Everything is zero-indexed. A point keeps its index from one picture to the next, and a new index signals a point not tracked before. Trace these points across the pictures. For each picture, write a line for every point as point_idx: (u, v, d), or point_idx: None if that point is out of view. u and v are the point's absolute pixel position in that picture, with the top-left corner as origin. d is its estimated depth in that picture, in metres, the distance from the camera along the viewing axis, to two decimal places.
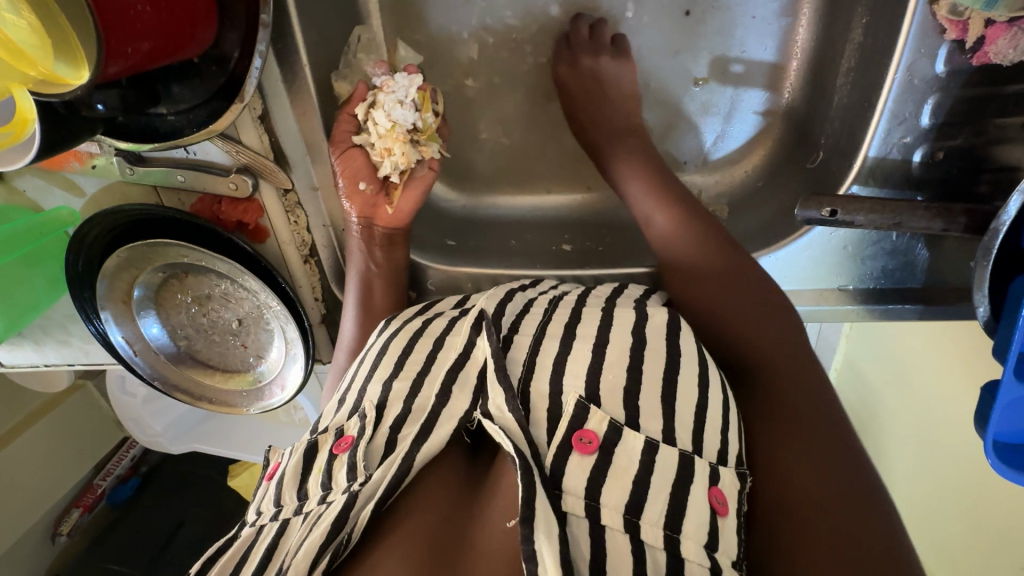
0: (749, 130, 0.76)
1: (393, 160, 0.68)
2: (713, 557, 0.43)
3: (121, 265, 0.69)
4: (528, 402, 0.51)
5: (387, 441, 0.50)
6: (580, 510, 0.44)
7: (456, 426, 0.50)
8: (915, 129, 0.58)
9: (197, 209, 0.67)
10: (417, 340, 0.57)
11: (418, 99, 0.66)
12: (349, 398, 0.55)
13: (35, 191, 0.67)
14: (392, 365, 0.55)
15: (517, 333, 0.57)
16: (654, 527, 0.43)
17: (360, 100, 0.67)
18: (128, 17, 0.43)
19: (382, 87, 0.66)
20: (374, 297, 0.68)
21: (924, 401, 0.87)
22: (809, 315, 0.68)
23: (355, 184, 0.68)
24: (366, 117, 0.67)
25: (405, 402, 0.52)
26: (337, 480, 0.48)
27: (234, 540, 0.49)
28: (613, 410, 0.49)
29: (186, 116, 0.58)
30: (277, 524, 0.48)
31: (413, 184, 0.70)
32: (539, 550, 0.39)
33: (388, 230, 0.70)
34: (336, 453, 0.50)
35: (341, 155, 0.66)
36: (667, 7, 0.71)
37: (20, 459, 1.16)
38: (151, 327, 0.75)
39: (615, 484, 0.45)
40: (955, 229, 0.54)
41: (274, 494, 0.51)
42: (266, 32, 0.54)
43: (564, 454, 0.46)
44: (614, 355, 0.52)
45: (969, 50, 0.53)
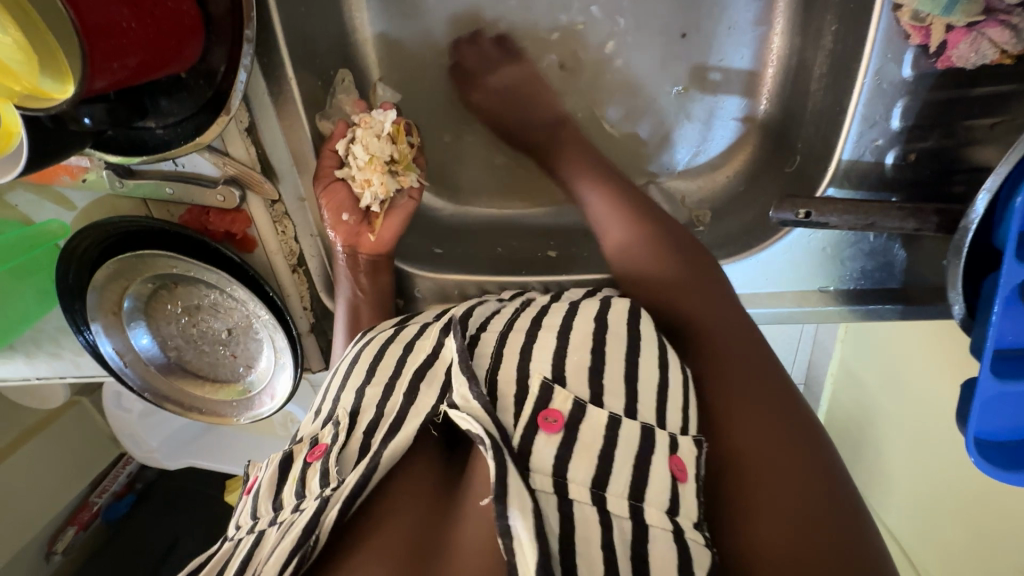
0: (728, 136, 0.77)
1: (373, 191, 0.71)
2: (675, 521, 0.43)
3: (111, 277, 0.69)
4: (495, 390, 0.50)
5: (361, 447, 0.50)
6: (549, 487, 0.44)
7: (421, 423, 0.50)
8: (887, 131, 0.59)
9: (185, 220, 0.68)
10: (387, 347, 0.58)
11: (393, 132, 0.70)
12: (326, 406, 0.55)
13: (28, 205, 0.68)
14: (364, 373, 0.55)
15: (485, 330, 0.57)
16: (619, 497, 0.44)
17: (341, 137, 0.71)
18: (116, 33, 0.45)
19: (361, 124, 0.70)
20: (361, 317, 0.70)
21: (915, 401, 0.88)
22: (791, 316, 0.68)
23: (338, 214, 0.70)
24: (346, 152, 0.70)
25: (377, 408, 0.52)
26: (310, 488, 0.49)
27: (214, 554, 0.49)
28: (578, 389, 0.49)
29: (174, 129, 0.60)
30: (252, 537, 0.48)
31: (394, 213, 0.73)
32: (515, 527, 0.39)
33: (372, 256, 0.72)
34: (310, 461, 0.51)
35: (324, 188, 0.69)
36: (647, 19, 0.73)
37: (17, 476, 1.16)
38: (140, 338, 0.75)
39: (581, 458, 0.45)
40: (927, 228, 0.55)
41: (252, 506, 0.51)
42: (251, 46, 0.56)
43: (530, 433, 0.46)
44: (579, 338, 0.52)
45: (933, 54, 0.55)
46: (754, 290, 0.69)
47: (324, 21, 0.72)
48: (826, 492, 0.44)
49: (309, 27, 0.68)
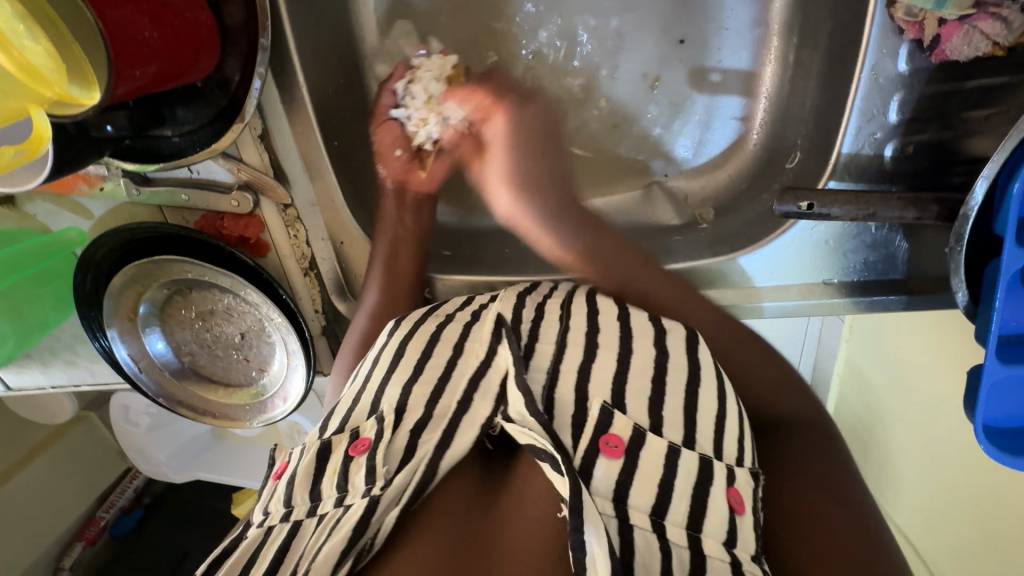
0: (729, 136, 0.79)
1: (428, 130, 0.72)
2: (733, 552, 0.44)
3: (127, 283, 0.71)
4: (552, 408, 0.50)
5: (408, 445, 0.49)
6: (610, 510, 0.44)
7: (479, 432, 0.50)
8: (884, 125, 0.61)
9: (200, 226, 0.69)
10: (433, 346, 0.57)
11: (451, 76, 0.74)
12: (365, 397, 0.54)
13: (46, 215, 0.70)
14: (409, 369, 0.55)
15: (539, 341, 0.57)
16: (678, 527, 0.44)
17: (400, 77, 0.73)
18: (136, 40, 0.47)
19: (420, 66, 0.74)
20: (399, 260, 0.71)
21: (921, 394, 0.88)
22: (798, 310, 0.70)
23: (392, 151, 0.73)
24: (405, 91, 0.73)
25: (425, 408, 0.52)
26: (354, 482, 0.48)
27: (242, 541, 0.48)
28: (639, 416, 0.50)
29: (190, 137, 0.62)
30: (288, 525, 0.47)
31: (446, 158, 0.74)
32: (589, 542, 0.39)
33: (418, 195, 0.74)
34: (352, 455, 0.49)
35: (378, 127, 0.72)
36: (649, 24, 0.75)
37: (26, 491, 1.17)
38: (155, 342, 0.77)
39: (643, 488, 0.45)
40: (927, 217, 0.56)
41: (285, 493, 0.50)
42: (265, 54, 0.59)
43: (592, 457, 0.46)
44: (641, 360, 0.54)
45: (926, 48, 0.57)
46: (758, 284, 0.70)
47: (338, 32, 0.74)
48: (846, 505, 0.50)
49: (322, 38, 0.70)
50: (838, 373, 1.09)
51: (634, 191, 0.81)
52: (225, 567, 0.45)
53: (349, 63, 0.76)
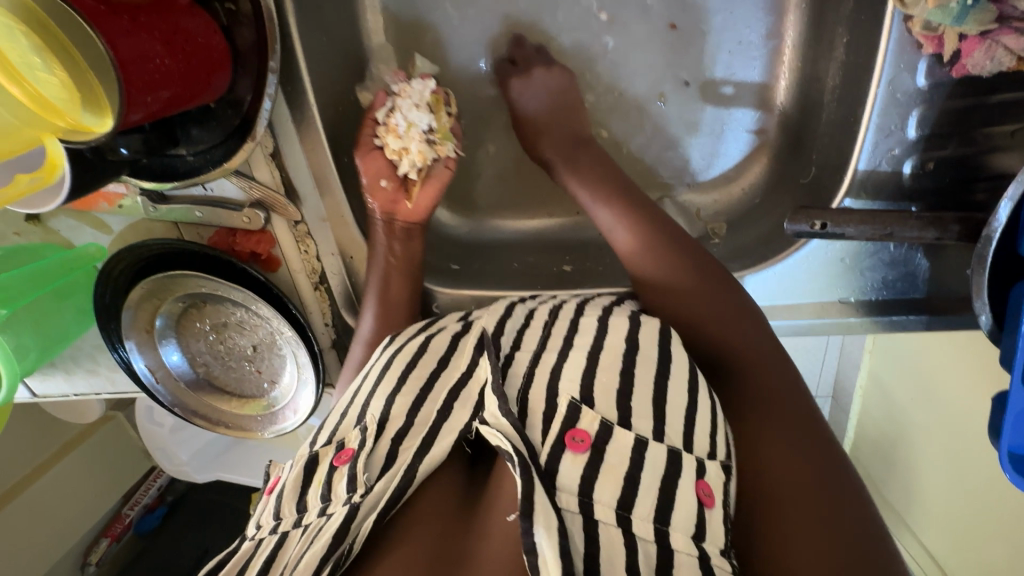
0: (742, 148, 0.78)
1: (410, 158, 0.72)
2: (702, 546, 0.42)
3: (145, 296, 0.73)
4: (525, 407, 0.50)
5: (388, 453, 0.49)
6: (575, 506, 0.43)
7: (456, 439, 0.49)
8: (903, 141, 0.59)
9: (213, 242, 0.71)
10: (418, 358, 0.56)
11: (431, 102, 0.72)
12: (352, 412, 0.54)
13: (69, 230, 0.72)
14: (393, 381, 0.54)
15: (519, 350, 0.56)
16: (645, 520, 0.43)
17: (380, 106, 0.73)
18: (147, 67, 0.47)
19: (399, 93, 0.72)
20: (390, 287, 0.70)
21: (951, 414, 0.84)
22: (812, 329, 0.68)
23: (377, 181, 0.72)
24: (386, 120, 0.72)
25: (407, 417, 0.52)
26: (337, 491, 0.48)
27: (235, 552, 0.48)
28: (607, 410, 0.48)
29: (204, 156, 0.63)
30: (276, 537, 0.48)
31: (432, 182, 0.74)
32: (540, 544, 0.39)
33: (407, 224, 0.73)
34: (336, 465, 0.50)
35: (363, 157, 0.72)
36: (657, 35, 0.74)
37: (53, 490, 1.20)
38: (171, 354, 0.78)
39: (607, 480, 0.44)
40: (948, 237, 0.54)
41: (274, 507, 0.50)
42: (276, 76, 0.60)
43: (558, 453, 0.46)
44: (608, 359, 0.51)
45: (947, 62, 0.55)
46: (771, 303, 0.68)
47: (349, 50, 0.75)
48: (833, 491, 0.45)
49: (332, 56, 0.71)
50: (860, 387, 1.04)
51: None
52: None
53: (360, 79, 0.77)
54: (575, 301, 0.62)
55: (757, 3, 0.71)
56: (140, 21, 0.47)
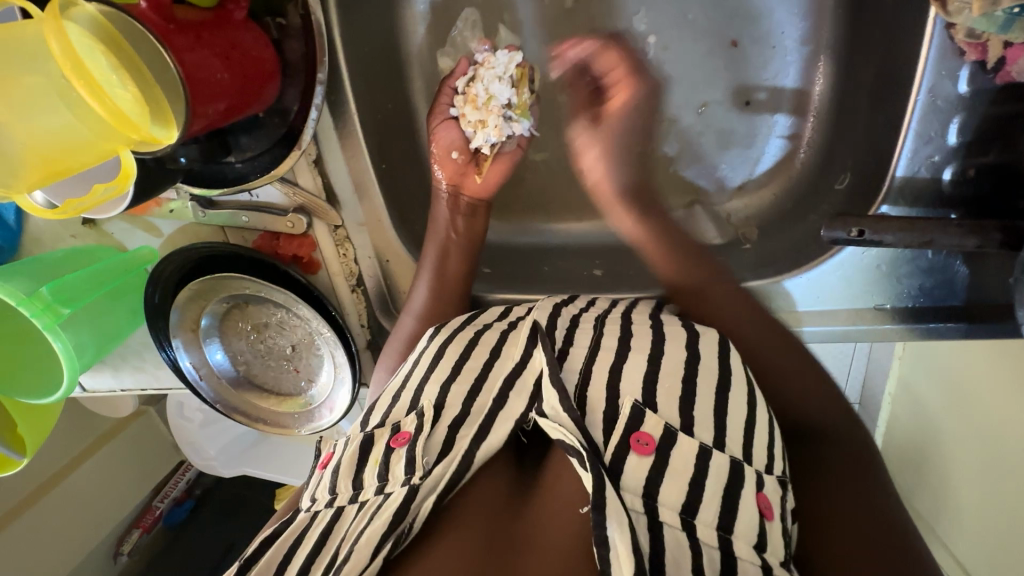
0: (776, 153, 0.78)
1: (486, 132, 0.75)
2: (764, 557, 0.43)
3: (193, 297, 0.76)
4: (585, 407, 0.50)
5: (446, 438, 0.51)
6: (639, 506, 0.44)
7: (512, 427, 0.51)
8: (943, 148, 0.59)
9: (258, 244, 0.73)
10: (472, 349, 0.58)
11: (515, 76, 0.76)
12: (405, 396, 0.55)
13: (122, 233, 0.76)
14: (449, 369, 0.56)
15: (572, 346, 0.56)
16: (709, 527, 0.44)
17: (462, 74, 0.76)
18: (210, 82, 0.51)
19: (484, 63, 0.76)
20: (448, 264, 0.72)
21: (987, 423, 0.82)
22: (848, 334, 0.68)
23: (448, 152, 0.76)
24: (465, 90, 0.76)
25: (463, 405, 0.53)
26: (393, 472, 0.49)
27: (290, 523, 0.51)
28: (669, 415, 0.49)
29: (251, 163, 0.66)
30: (331, 511, 0.50)
31: (502, 158, 0.77)
32: (612, 537, 0.40)
33: (473, 199, 0.75)
34: (393, 446, 0.51)
35: (438, 125, 0.76)
36: (694, 43, 0.75)
37: (90, 481, 1.25)
38: (215, 352, 0.82)
39: (673, 484, 0.45)
40: (990, 246, 0.54)
41: (330, 481, 0.52)
42: (322, 87, 0.63)
43: (622, 454, 0.46)
44: (671, 366, 0.52)
45: (990, 70, 0.55)
46: (805, 309, 0.69)
47: (388, 60, 0.77)
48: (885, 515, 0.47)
49: (374, 67, 0.74)
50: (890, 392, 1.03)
51: (678, 207, 0.80)
52: (268, 553, 0.47)
53: (398, 89, 0.79)
54: (620, 308, 0.63)
55: (793, 10, 0.72)
56: (203, 38, 0.50)
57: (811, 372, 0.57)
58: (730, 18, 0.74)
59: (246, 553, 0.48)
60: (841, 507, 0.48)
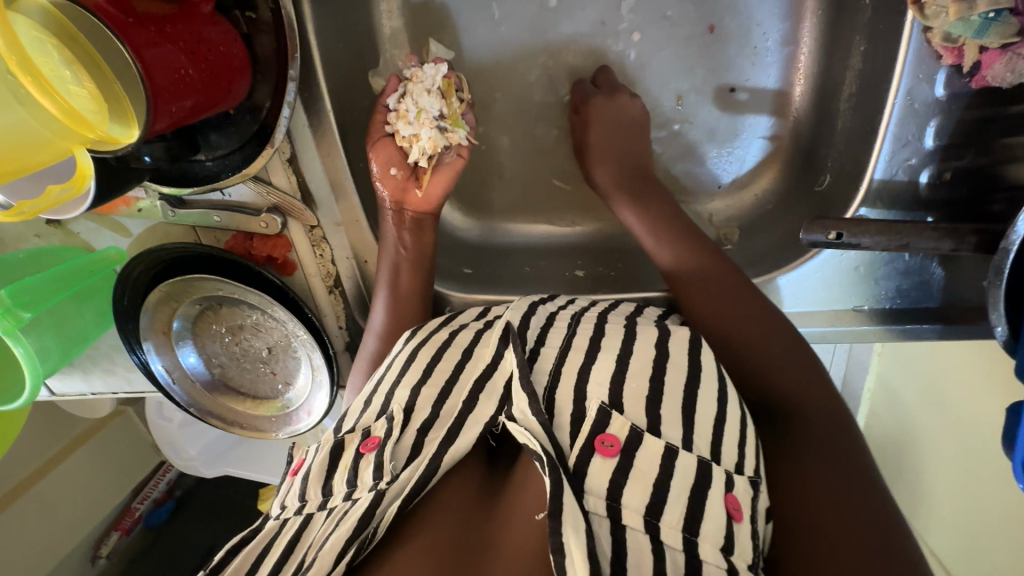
0: (756, 154, 0.78)
1: (421, 145, 0.73)
2: (730, 560, 0.42)
3: (163, 298, 0.74)
4: (552, 407, 0.50)
5: (415, 442, 0.50)
6: (602, 510, 0.44)
7: (481, 431, 0.50)
8: (920, 151, 0.60)
9: (230, 245, 0.71)
10: (444, 351, 0.57)
11: (443, 87, 0.73)
12: (377, 399, 0.54)
13: (87, 232, 0.73)
14: (419, 373, 0.55)
15: (544, 345, 0.56)
16: (674, 529, 0.43)
17: (392, 91, 0.73)
18: (175, 78, 0.48)
19: (411, 78, 0.73)
20: (400, 280, 0.71)
21: (964, 421, 0.83)
22: (825, 336, 0.68)
23: (387, 169, 0.73)
24: (397, 107, 0.73)
25: (432, 409, 0.52)
26: (363, 478, 0.48)
27: (258, 532, 0.48)
28: (637, 417, 0.48)
29: (222, 161, 0.64)
30: (301, 518, 0.48)
31: (442, 170, 0.75)
32: (568, 544, 0.39)
33: (417, 213, 0.74)
34: (363, 452, 0.50)
35: (374, 144, 0.73)
36: (670, 39, 0.74)
37: (66, 483, 1.21)
38: (188, 356, 0.79)
39: (636, 486, 0.45)
40: (965, 249, 0.54)
41: (299, 488, 0.51)
42: (294, 84, 0.60)
43: (587, 456, 0.46)
44: (639, 366, 0.51)
45: (966, 74, 0.56)
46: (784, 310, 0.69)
47: (364, 54, 0.75)
48: (864, 500, 0.46)
49: (348, 63, 0.71)
50: (868, 389, 1.04)
51: None
52: (236, 561, 0.46)
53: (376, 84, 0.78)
54: (598, 308, 0.62)
55: (774, 10, 0.72)
56: (167, 33, 0.48)
57: (807, 374, 0.55)
58: (707, 7, 0.72)
59: (213, 562, 0.46)
60: (812, 498, 0.47)
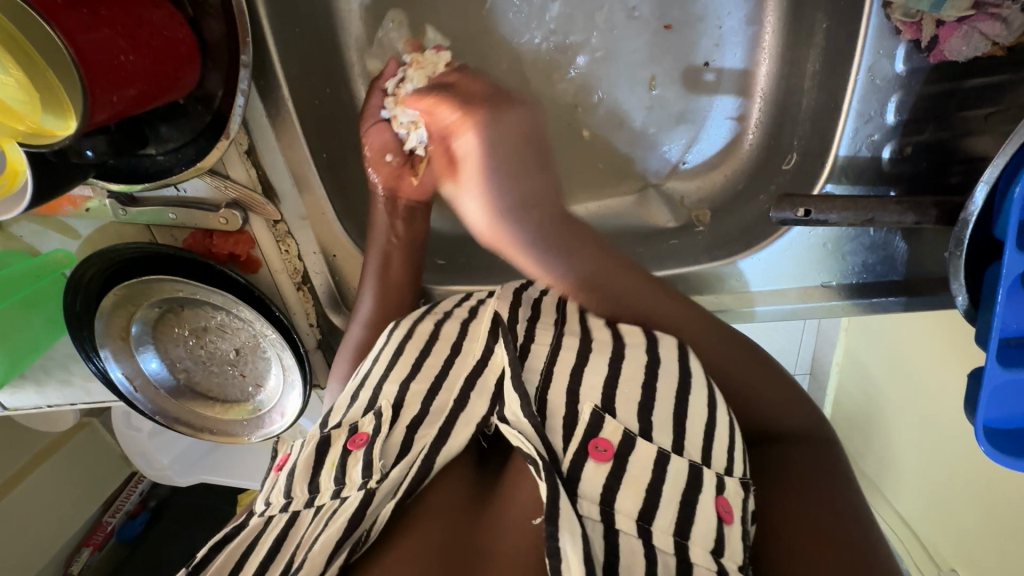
0: (724, 135, 0.78)
1: (420, 133, 0.70)
2: (720, 562, 0.42)
3: (118, 302, 0.70)
4: (544, 410, 0.49)
5: (404, 439, 0.49)
6: (596, 515, 0.43)
7: (473, 431, 0.49)
8: (882, 127, 0.62)
9: (189, 244, 0.68)
10: (432, 344, 0.56)
11: (446, 75, 0.70)
12: (362, 395, 0.53)
13: (31, 236, 0.69)
14: (407, 367, 0.54)
15: (534, 341, 0.55)
16: (665, 533, 0.43)
17: (391, 76, 0.71)
18: (114, 66, 0.45)
19: (412, 64, 0.70)
20: (390, 271, 0.69)
21: (930, 389, 0.85)
22: (796, 312, 0.69)
23: (383, 155, 0.71)
24: (395, 91, 0.70)
25: (423, 405, 0.51)
26: (351, 476, 0.47)
27: (242, 527, 0.47)
28: (629, 421, 0.48)
29: (175, 155, 0.61)
30: (285, 516, 0.46)
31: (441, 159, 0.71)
32: (564, 549, 0.39)
33: (411, 203, 0.71)
34: (351, 448, 0.48)
35: (369, 129, 0.71)
36: (635, 20, 0.73)
37: (28, 503, 1.15)
38: (149, 362, 0.76)
39: (631, 491, 0.45)
40: (926, 221, 0.55)
41: (284, 485, 0.49)
42: (248, 71, 0.57)
43: (580, 462, 0.46)
44: (631, 372, 0.51)
45: (925, 49, 0.58)
46: (757, 288, 0.70)
47: (319, 39, 0.72)
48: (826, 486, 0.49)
49: (304, 50, 0.69)
50: (836, 362, 1.07)
51: (632, 193, 0.80)
52: (219, 559, 0.44)
53: (334, 73, 0.75)
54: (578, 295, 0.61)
55: None
56: (102, 16, 0.45)
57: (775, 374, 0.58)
58: (659, 6, 0.72)
59: (196, 557, 0.44)
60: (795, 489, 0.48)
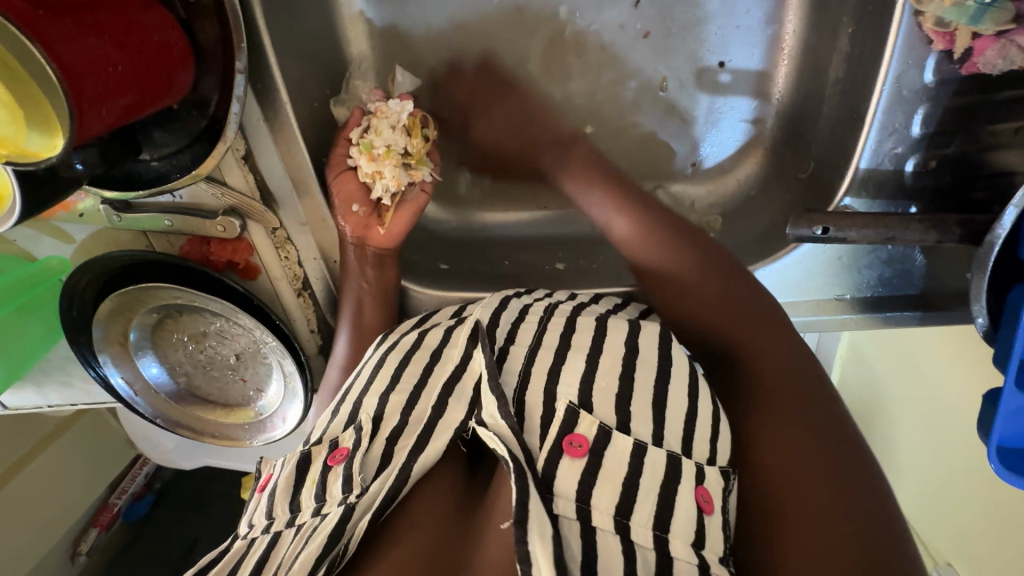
0: (738, 138, 0.76)
1: (384, 183, 0.69)
2: (701, 554, 0.42)
3: (116, 309, 0.69)
4: (522, 409, 0.49)
5: (383, 453, 0.48)
6: (571, 513, 0.42)
7: (451, 438, 0.48)
8: (906, 140, 0.60)
9: (185, 251, 0.66)
10: (413, 354, 0.54)
11: (409, 125, 0.70)
12: (344, 408, 0.52)
13: (25, 240, 0.66)
14: (388, 379, 0.52)
15: (514, 344, 0.54)
16: (642, 527, 0.42)
17: (355, 125, 0.70)
18: (101, 75, 0.43)
19: (377, 113, 0.70)
20: (364, 315, 0.69)
21: (932, 399, 0.84)
22: (806, 326, 0.67)
23: (349, 206, 0.69)
24: (360, 139, 0.69)
25: (402, 415, 0.50)
26: (331, 492, 0.46)
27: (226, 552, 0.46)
28: (606, 415, 0.47)
29: (170, 160, 0.59)
30: (268, 537, 0.46)
31: (405, 207, 0.71)
32: (533, 553, 0.38)
33: (379, 251, 0.69)
34: (330, 465, 0.47)
35: (335, 177, 0.69)
36: (647, 19, 0.71)
37: (36, 488, 1.15)
38: (150, 367, 0.75)
39: (605, 488, 0.43)
40: (950, 239, 0.53)
41: (266, 505, 0.48)
42: (243, 77, 0.55)
43: (553, 457, 0.45)
44: (608, 361, 0.50)
45: (957, 59, 0.55)
46: None
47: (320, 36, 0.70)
48: (833, 451, 0.46)
49: (305, 50, 0.66)
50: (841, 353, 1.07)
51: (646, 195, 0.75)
52: None
53: (336, 71, 0.73)
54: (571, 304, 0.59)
55: None
56: (87, 24, 0.42)
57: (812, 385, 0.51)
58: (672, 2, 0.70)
59: None
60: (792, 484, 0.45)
